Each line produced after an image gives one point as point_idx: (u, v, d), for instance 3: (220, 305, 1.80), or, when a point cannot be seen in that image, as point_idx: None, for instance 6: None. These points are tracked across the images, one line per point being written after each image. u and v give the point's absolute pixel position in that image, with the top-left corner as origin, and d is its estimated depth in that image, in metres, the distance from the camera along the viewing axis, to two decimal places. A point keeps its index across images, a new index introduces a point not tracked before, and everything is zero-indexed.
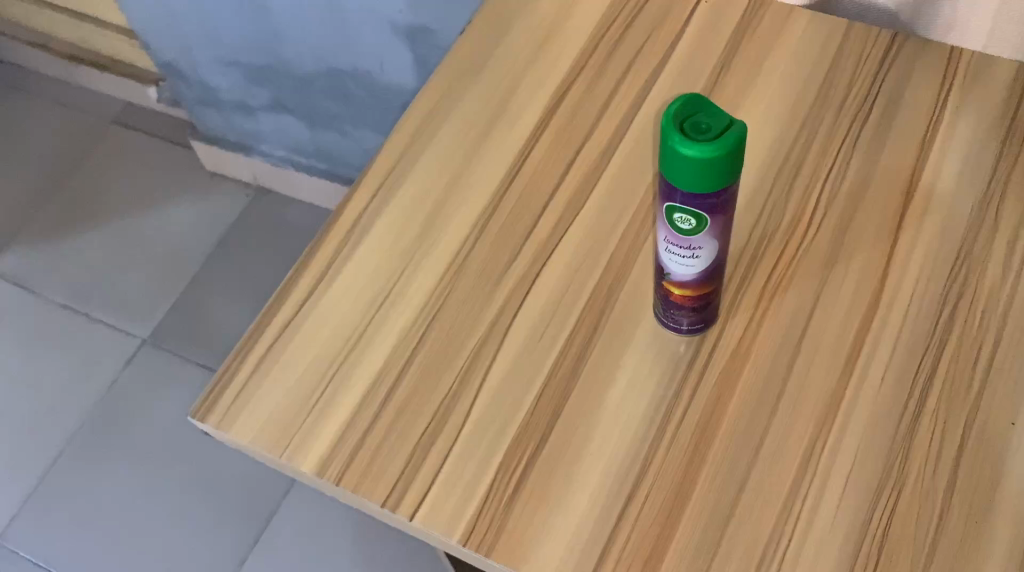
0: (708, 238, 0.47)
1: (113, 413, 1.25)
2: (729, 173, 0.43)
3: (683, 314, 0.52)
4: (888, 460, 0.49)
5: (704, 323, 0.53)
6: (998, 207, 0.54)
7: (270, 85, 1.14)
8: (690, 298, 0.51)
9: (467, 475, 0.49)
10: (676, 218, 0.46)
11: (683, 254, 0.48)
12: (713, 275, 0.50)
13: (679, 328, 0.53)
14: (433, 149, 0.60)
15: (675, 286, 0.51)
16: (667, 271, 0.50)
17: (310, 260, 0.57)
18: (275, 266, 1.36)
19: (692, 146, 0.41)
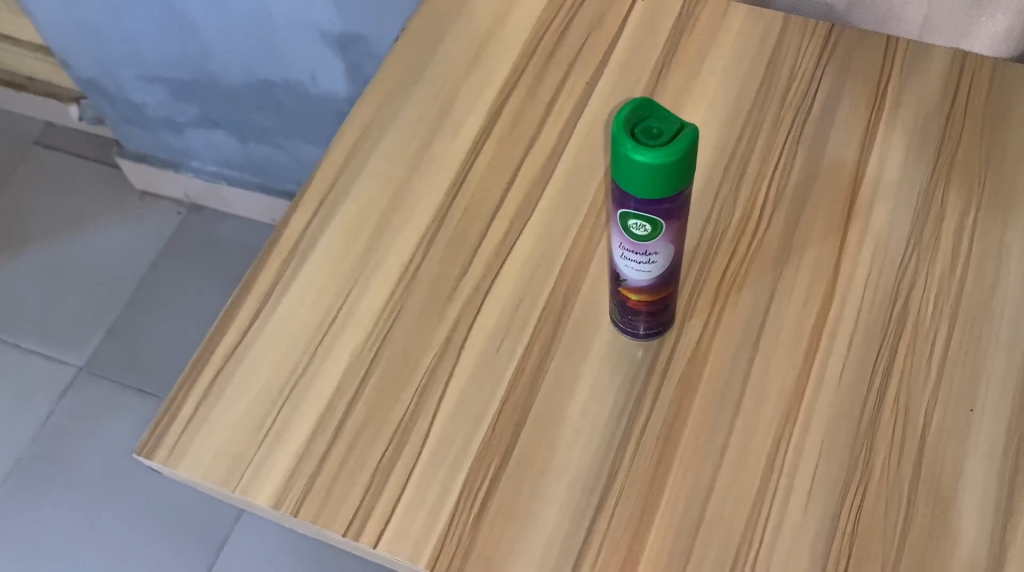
0: (663, 244, 0.45)
1: (56, 443, 1.21)
2: (681, 180, 0.41)
3: (639, 318, 0.51)
4: (853, 451, 0.48)
5: (662, 326, 0.53)
6: (942, 197, 0.55)
7: (203, 103, 1.15)
8: (647, 304, 0.50)
9: (430, 499, 0.49)
10: (629, 225, 0.44)
11: (640, 261, 0.46)
12: (668, 280, 0.49)
13: (637, 334, 0.53)
14: (368, 169, 0.61)
15: (631, 292, 0.49)
16: (622, 277, 0.48)
17: (254, 282, 0.57)
18: (215, 286, 1.34)
19: (644, 154, 0.39)
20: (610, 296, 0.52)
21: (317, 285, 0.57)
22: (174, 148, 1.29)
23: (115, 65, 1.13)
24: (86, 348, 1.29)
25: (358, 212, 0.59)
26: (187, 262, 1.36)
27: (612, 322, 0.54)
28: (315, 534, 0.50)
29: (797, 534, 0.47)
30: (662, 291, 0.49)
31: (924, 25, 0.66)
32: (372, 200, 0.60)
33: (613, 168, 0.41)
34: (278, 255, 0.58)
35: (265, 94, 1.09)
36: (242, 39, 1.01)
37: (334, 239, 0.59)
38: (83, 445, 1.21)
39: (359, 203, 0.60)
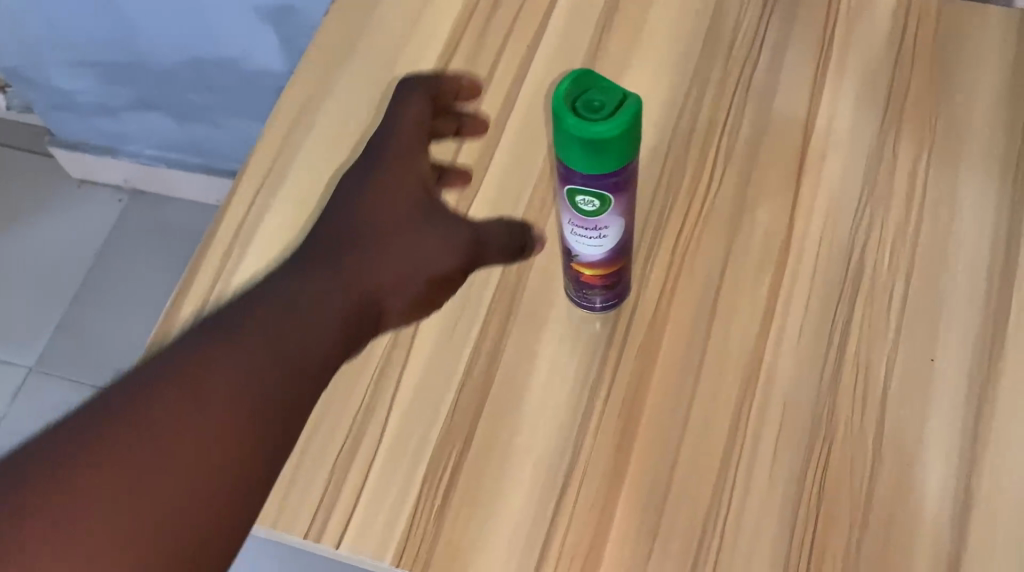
0: (614, 218, 0.44)
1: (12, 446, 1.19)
2: (627, 153, 0.39)
3: (595, 292, 0.50)
4: (816, 412, 0.48)
5: (618, 298, 0.52)
6: (894, 145, 0.54)
7: (135, 85, 1.11)
8: (602, 277, 0.49)
9: (392, 493, 0.48)
10: (577, 201, 0.42)
11: (592, 237, 0.45)
12: (621, 253, 0.47)
13: (594, 307, 0.52)
14: (305, 154, 0.59)
15: (584, 267, 0.48)
16: (574, 252, 0.47)
17: (195, 279, 0.55)
18: (164, 273, 1.31)
19: (593, 128, 0.37)
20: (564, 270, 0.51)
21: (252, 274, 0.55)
22: (110, 134, 1.25)
23: (38, 52, 1.08)
24: (36, 345, 1.25)
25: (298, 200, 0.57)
26: (133, 250, 1.32)
27: (568, 295, 0.53)
28: (273, 537, 0.49)
29: (764, 500, 0.46)
30: (616, 263, 0.48)
31: None
32: (312, 187, 0.57)
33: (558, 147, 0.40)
34: (218, 249, 0.56)
35: (198, 72, 1.05)
36: (169, 17, 0.96)
37: (274, 230, 0.56)
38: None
39: (299, 191, 0.57)
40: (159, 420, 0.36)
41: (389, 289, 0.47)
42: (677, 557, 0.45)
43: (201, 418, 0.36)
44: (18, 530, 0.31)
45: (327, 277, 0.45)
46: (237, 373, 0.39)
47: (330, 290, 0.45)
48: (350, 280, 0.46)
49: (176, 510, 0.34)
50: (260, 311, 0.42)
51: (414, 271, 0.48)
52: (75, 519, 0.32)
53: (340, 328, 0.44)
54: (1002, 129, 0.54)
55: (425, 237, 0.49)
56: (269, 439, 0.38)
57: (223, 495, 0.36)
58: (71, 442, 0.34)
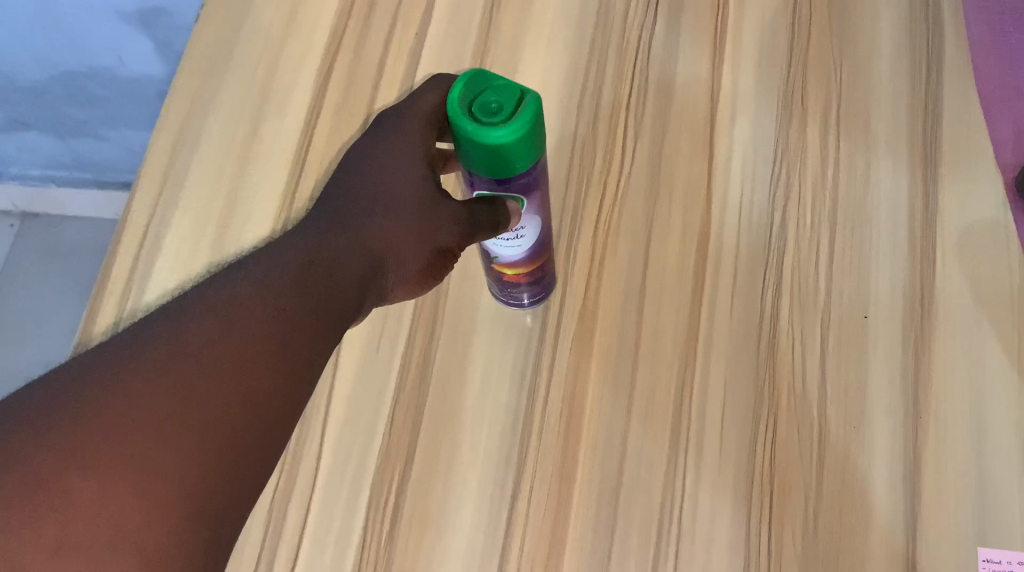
0: (528, 217, 0.42)
1: None
2: (535, 149, 0.37)
3: (518, 289, 0.49)
4: (758, 383, 0.47)
5: (545, 290, 0.50)
6: (802, 98, 0.53)
7: (4, 107, 1.04)
8: (523, 275, 0.47)
9: (337, 525, 0.46)
10: None
11: (509, 241, 0.43)
12: (541, 250, 0.46)
13: (522, 303, 0.50)
14: (196, 163, 0.56)
15: (504, 267, 0.46)
16: (492, 255, 0.45)
17: (92, 323, 0.51)
18: (68, 298, 1.24)
19: (503, 129, 0.35)
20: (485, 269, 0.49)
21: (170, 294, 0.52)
22: None
23: None
24: None
25: (198, 209, 0.54)
26: (30, 278, 1.25)
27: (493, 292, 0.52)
28: None
29: (717, 481, 0.45)
30: (537, 260, 0.46)
31: None
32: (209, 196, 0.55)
33: (465, 158, 0.37)
34: (115, 288, 0.52)
35: (71, 86, 0.99)
36: (31, 34, 0.90)
37: (176, 250, 0.53)
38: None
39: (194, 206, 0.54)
40: (145, 367, 0.32)
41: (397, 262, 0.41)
42: (636, 552, 0.44)
43: (196, 364, 0.32)
44: (59, 480, 0.29)
45: (344, 235, 0.40)
46: (219, 326, 0.34)
47: (328, 261, 0.38)
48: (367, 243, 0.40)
49: (180, 456, 0.30)
50: (255, 268, 0.37)
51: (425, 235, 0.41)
52: (103, 463, 0.29)
53: (353, 286, 0.39)
54: (905, 68, 0.53)
55: (429, 210, 0.41)
56: (274, 388, 0.34)
57: (226, 429, 0.32)
58: (54, 403, 0.30)
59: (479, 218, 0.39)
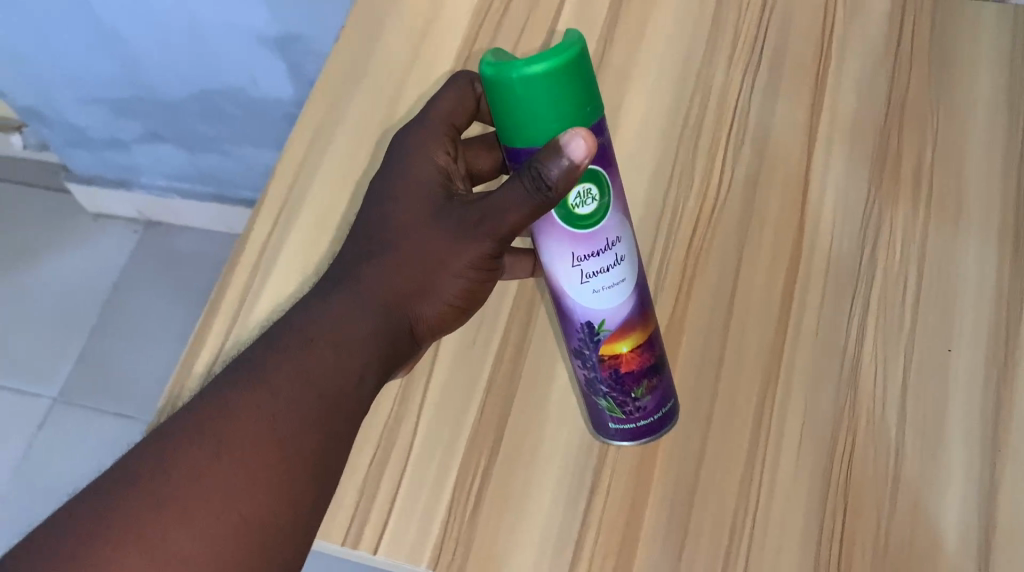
0: (615, 223, 0.42)
1: (40, 467, 1.26)
2: (586, 88, 0.38)
3: (646, 388, 0.46)
4: (838, 405, 0.48)
5: (664, 395, 0.48)
6: (898, 141, 0.55)
7: (140, 117, 1.14)
8: (641, 350, 0.46)
9: (424, 499, 0.50)
10: (579, 206, 0.40)
11: (607, 276, 0.43)
12: (641, 310, 0.45)
13: (648, 413, 0.47)
14: (312, 192, 0.61)
15: (617, 342, 0.45)
16: (596, 320, 0.44)
17: (222, 302, 0.58)
18: (186, 301, 1.37)
19: (552, 52, 0.36)
20: (598, 388, 0.47)
21: (267, 323, 0.56)
22: (121, 167, 1.30)
23: (51, 89, 1.12)
24: (57, 378, 1.32)
25: (307, 241, 0.59)
26: (151, 281, 1.39)
27: (615, 438, 0.49)
28: (336, 552, 0.50)
29: (791, 491, 0.47)
30: (647, 324, 0.46)
31: None
32: (315, 230, 0.60)
33: (518, 111, 0.37)
34: (243, 272, 0.59)
35: (205, 103, 1.07)
36: (175, 50, 0.99)
37: (271, 298, 0.57)
38: (50, 475, 1.25)
39: (295, 253, 0.59)
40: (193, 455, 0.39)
41: (418, 301, 0.46)
42: (707, 555, 0.46)
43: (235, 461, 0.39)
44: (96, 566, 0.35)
45: (353, 298, 0.45)
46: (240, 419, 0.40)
47: (342, 326, 0.44)
48: (377, 299, 0.45)
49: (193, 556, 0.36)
50: (267, 351, 0.43)
51: (438, 271, 0.46)
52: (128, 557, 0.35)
53: (375, 341, 0.45)
54: (1003, 120, 0.55)
55: (435, 246, 0.45)
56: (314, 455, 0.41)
57: (258, 517, 0.38)
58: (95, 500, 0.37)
59: (504, 222, 0.42)
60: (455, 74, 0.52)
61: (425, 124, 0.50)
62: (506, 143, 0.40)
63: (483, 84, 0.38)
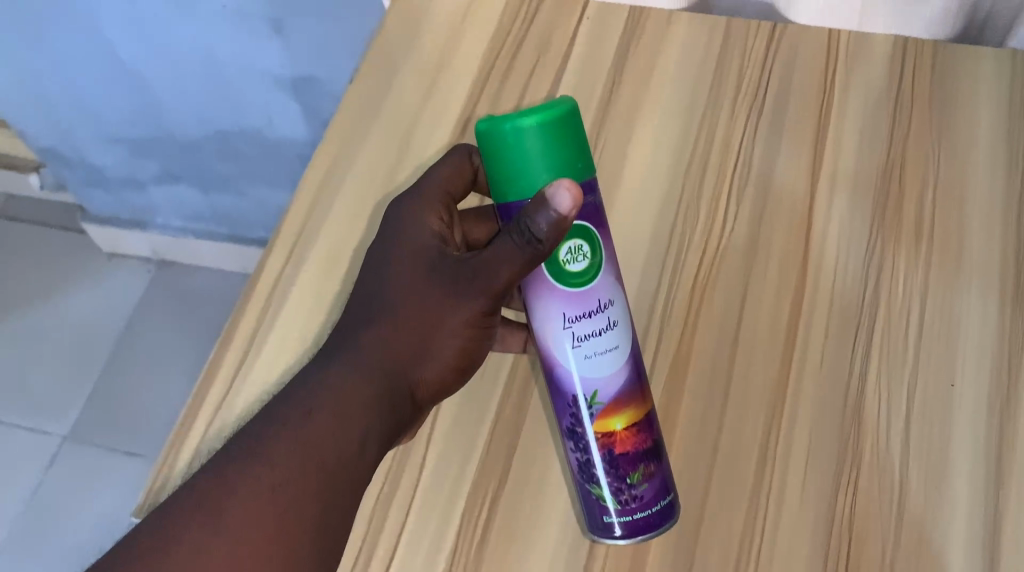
0: (607, 289, 0.45)
1: (49, 504, 1.26)
2: (575, 144, 0.42)
3: (642, 474, 0.46)
4: (842, 439, 0.49)
5: (665, 487, 0.47)
6: (900, 180, 0.56)
7: (157, 158, 1.16)
8: (637, 430, 0.46)
9: (432, 530, 0.50)
10: (572, 261, 0.44)
11: (599, 341, 0.44)
12: (638, 388, 0.46)
13: (648, 503, 0.46)
14: (327, 224, 0.61)
15: (612, 417, 0.45)
16: (587, 391, 0.45)
17: (235, 333, 0.58)
18: (197, 340, 1.38)
19: (543, 106, 0.41)
20: (593, 472, 0.46)
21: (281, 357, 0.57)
22: (138, 207, 1.32)
23: (71, 129, 1.15)
24: (69, 417, 1.33)
25: (322, 273, 0.60)
26: (164, 320, 1.41)
27: (613, 535, 0.47)
28: None
29: (796, 525, 0.47)
30: (644, 404, 0.46)
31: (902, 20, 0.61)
32: (328, 264, 0.60)
33: (508, 160, 0.42)
34: (256, 302, 0.59)
35: (222, 144, 1.10)
36: (195, 92, 1.01)
37: (285, 331, 0.58)
38: (81, 523, 1.24)
39: (309, 285, 0.59)
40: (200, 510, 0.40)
41: (417, 363, 0.48)
42: None
43: (238, 532, 0.40)
44: None
45: (350, 367, 0.46)
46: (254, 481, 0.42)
47: (342, 394, 0.45)
48: (376, 361, 0.47)
49: None
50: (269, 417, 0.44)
51: (435, 331, 0.48)
52: None
53: (376, 406, 0.46)
54: (1003, 160, 0.56)
55: (436, 306, 0.47)
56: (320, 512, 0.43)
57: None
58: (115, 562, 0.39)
59: (499, 278, 0.44)
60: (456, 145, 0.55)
61: (421, 192, 0.52)
62: (497, 202, 0.44)
63: (479, 142, 0.43)
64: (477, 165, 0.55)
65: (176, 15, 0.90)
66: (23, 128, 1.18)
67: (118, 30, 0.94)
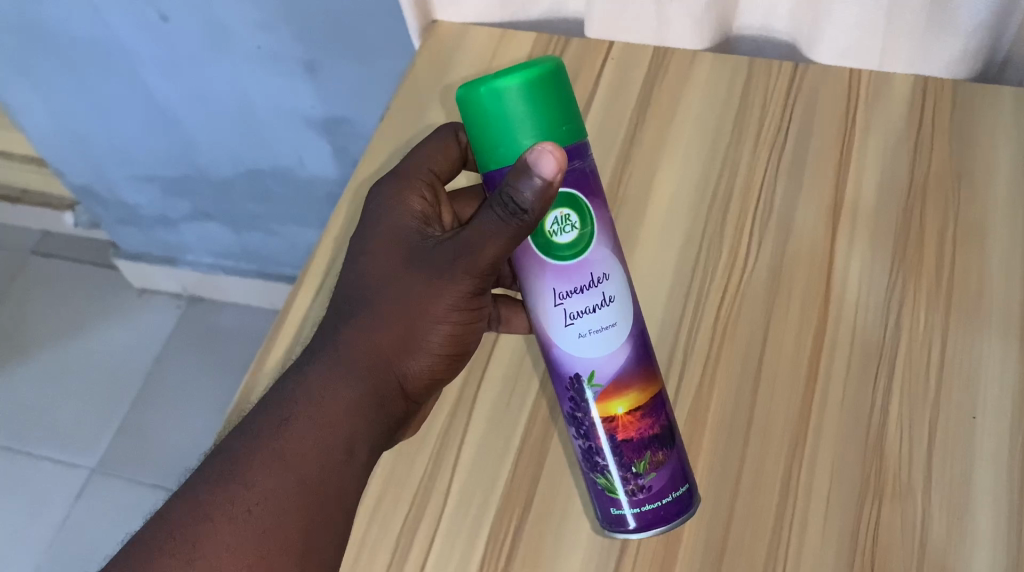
0: (603, 263, 0.45)
1: (76, 536, 1.27)
2: (558, 105, 0.43)
3: (649, 463, 0.47)
4: (864, 470, 0.49)
5: (674, 474, 0.48)
6: (920, 216, 0.57)
7: (189, 196, 1.19)
8: (641, 415, 0.47)
9: (456, 555, 0.51)
10: (561, 232, 0.44)
11: (593, 316, 0.45)
12: (641, 370, 0.47)
13: (656, 493, 0.47)
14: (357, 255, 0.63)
15: (613, 403, 0.46)
16: (585, 371, 0.46)
17: (265, 361, 0.60)
18: (226, 375, 1.40)
19: (521, 67, 0.42)
20: (597, 462, 0.48)
21: None
22: (169, 244, 1.35)
23: (106, 168, 1.18)
24: (96, 449, 1.35)
25: None
26: (191, 355, 1.43)
27: (625, 528, 0.48)
28: None
29: (819, 554, 0.48)
30: (648, 387, 0.47)
31: (924, 60, 0.61)
32: None
33: (489, 125, 0.43)
34: (287, 332, 0.61)
35: (253, 182, 1.12)
36: (227, 132, 1.04)
37: None
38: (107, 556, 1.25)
39: None
40: (226, 518, 0.43)
41: (406, 355, 0.49)
42: None
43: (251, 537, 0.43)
44: None
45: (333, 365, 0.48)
46: (269, 478, 0.44)
47: (326, 394, 0.47)
48: (361, 361, 0.48)
49: None
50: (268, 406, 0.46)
51: (420, 319, 0.49)
52: None
53: (363, 397, 0.48)
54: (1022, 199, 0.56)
55: (415, 296, 0.48)
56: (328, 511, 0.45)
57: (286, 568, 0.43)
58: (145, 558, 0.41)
59: (483, 255, 0.45)
60: (446, 126, 0.57)
61: (401, 172, 0.54)
62: (483, 169, 0.45)
63: (462, 108, 0.44)
64: (464, 144, 0.57)
65: (210, 57, 0.93)
66: (59, 166, 1.21)
67: (155, 72, 0.97)
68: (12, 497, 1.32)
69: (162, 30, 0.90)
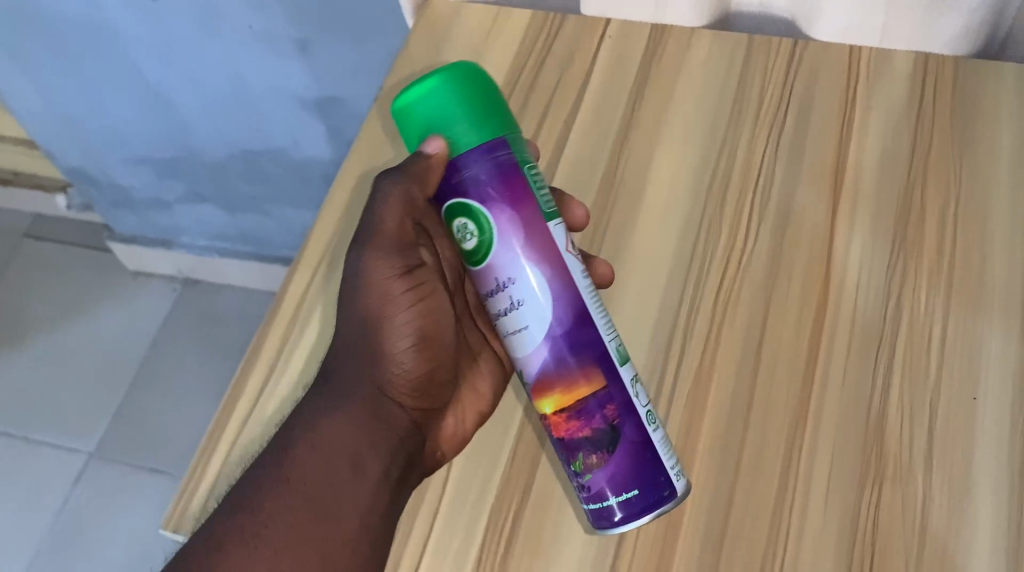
0: (510, 263, 0.45)
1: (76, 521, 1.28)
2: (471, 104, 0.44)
3: (583, 464, 0.46)
4: (865, 453, 0.49)
5: (611, 478, 0.45)
6: (922, 195, 0.57)
7: (182, 177, 1.18)
8: (567, 416, 0.46)
9: (456, 542, 0.51)
10: (464, 240, 0.46)
11: (509, 317, 0.46)
12: (564, 371, 0.45)
13: (596, 495, 0.46)
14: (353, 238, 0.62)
15: (541, 402, 0.47)
16: (519, 368, 0.47)
17: (261, 349, 0.59)
18: (223, 358, 1.40)
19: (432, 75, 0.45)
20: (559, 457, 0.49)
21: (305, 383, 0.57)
22: (163, 226, 1.34)
23: (98, 150, 1.17)
24: (94, 434, 1.35)
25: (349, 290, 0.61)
26: (188, 338, 1.42)
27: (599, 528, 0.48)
28: None
29: (819, 538, 0.47)
30: (573, 388, 0.45)
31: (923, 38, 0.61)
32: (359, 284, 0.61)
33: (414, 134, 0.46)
34: (283, 318, 0.60)
35: (248, 164, 1.11)
36: (220, 114, 1.03)
37: (311, 343, 0.59)
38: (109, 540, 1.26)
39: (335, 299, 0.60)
40: None
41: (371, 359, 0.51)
42: None
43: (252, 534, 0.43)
44: None
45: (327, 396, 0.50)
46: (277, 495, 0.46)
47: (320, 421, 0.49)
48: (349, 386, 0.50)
49: None
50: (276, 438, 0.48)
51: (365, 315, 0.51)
52: None
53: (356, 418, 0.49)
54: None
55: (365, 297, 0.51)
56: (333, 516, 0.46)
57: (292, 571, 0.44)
58: None
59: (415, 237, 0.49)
60: None
61: None
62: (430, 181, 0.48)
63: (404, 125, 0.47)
64: None
65: (201, 37, 0.91)
66: (50, 149, 1.20)
67: (145, 54, 0.96)
68: (11, 482, 1.32)
69: (152, 10, 0.89)
